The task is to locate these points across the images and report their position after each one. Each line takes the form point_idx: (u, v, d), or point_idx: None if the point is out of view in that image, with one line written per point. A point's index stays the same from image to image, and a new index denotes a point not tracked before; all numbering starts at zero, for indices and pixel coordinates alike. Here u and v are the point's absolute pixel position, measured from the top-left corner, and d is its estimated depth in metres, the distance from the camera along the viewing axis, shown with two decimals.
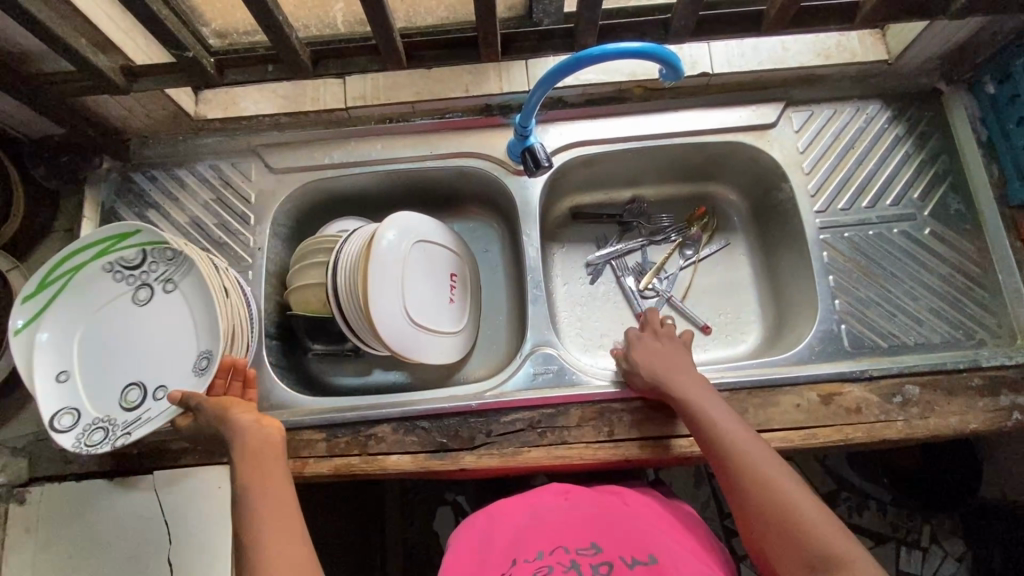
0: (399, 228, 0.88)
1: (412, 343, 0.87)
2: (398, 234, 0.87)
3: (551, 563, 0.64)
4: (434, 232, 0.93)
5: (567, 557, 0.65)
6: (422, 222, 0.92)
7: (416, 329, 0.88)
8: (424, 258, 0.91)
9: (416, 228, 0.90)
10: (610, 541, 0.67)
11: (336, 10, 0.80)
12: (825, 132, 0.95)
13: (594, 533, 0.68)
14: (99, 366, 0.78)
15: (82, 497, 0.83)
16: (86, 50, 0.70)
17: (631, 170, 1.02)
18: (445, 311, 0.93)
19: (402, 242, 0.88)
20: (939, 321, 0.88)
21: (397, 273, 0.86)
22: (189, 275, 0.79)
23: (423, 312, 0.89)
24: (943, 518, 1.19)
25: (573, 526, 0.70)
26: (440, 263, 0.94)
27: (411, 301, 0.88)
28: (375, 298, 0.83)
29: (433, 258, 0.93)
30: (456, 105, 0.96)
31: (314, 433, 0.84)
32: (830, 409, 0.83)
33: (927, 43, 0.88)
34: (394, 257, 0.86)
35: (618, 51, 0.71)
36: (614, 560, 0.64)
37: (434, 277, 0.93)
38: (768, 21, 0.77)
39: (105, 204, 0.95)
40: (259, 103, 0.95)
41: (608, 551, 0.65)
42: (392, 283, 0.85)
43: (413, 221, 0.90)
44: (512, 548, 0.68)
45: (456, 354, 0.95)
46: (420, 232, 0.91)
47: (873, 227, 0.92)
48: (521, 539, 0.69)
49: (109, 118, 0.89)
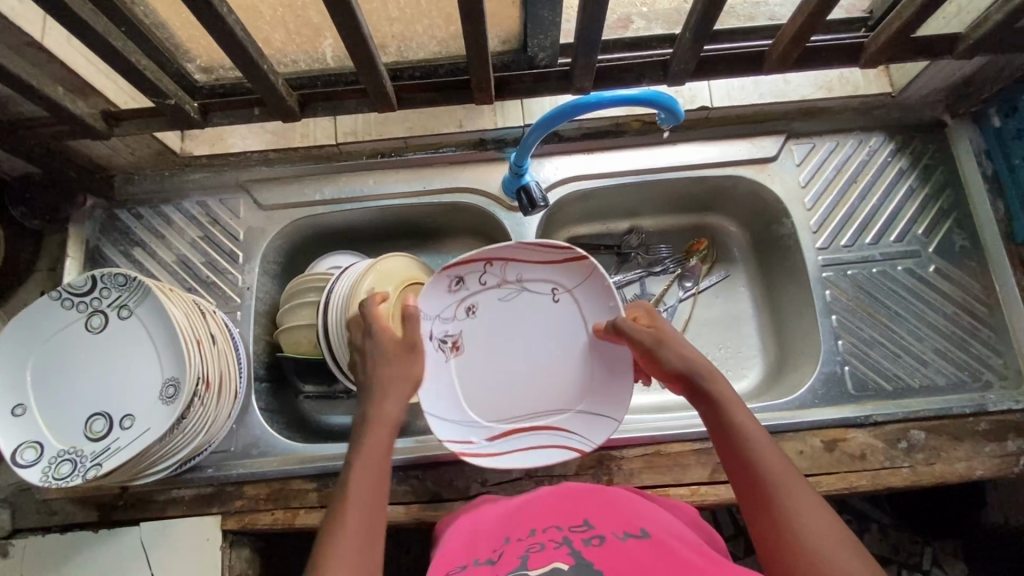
0: (574, 266, 0.73)
1: (430, 364, 0.73)
2: (555, 265, 0.74)
3: (543, 539, 0.55)
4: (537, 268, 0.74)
5: (559, 534, 0.56)
6: (615, 304, 0.72)
7: (447, 361, 0.74)
8: (563, 321, 0.75)
9: (589, 289, 0.74)
10: (603, 518, 0.58)
11: (324, 47, 0.76)
12: (826, 166, 0.93)
13: (588, 513, 0.59)
14: (63, 398, 0.74)
15: (64, 552, 0.81)
16: (62, 98, 0.69)
17: (629, 202, 0.99)
18: (528, 406, 0.75)
19: (542, 274, 0.74)
20: (945, 362, 0.86)
21: (503, 290, 0.75)
22: (145, 301, 0.76)
23: (479, 353, 0.75)
24: (945, 540, 1.11)
25: (564, 509, 0.61)
26: (595, 355, 0.74)
27: (487, 329, 0.75)
28: (428, 303, 0.72)
29: (577, 336, 0.75)
30: (450, 140, 0.94)
31: (304, 483, 0.83)
32: (834, 456, 0.81)
33: (931, 77, 0.86)
34: (516, 273, 0.74)
35: (614, 99, 0.72)
36: (608, 533, 0.55)
37: (563, 372, 0.75)
38: (771, 63, 0.76)
39: (89, 241, 0.92)
40: (247, 139, 0.93)
41: (602, 526, 0.57)
42: (489, 295, 0.75)
43: (606, 288, 0.72)
44: (497, 537, 0.59)
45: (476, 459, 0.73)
46: (597, 305, 0.73)
47: (876, 264, 0.90)
48: (506, 528, 0.61)
49: (91, 158, 0.87)
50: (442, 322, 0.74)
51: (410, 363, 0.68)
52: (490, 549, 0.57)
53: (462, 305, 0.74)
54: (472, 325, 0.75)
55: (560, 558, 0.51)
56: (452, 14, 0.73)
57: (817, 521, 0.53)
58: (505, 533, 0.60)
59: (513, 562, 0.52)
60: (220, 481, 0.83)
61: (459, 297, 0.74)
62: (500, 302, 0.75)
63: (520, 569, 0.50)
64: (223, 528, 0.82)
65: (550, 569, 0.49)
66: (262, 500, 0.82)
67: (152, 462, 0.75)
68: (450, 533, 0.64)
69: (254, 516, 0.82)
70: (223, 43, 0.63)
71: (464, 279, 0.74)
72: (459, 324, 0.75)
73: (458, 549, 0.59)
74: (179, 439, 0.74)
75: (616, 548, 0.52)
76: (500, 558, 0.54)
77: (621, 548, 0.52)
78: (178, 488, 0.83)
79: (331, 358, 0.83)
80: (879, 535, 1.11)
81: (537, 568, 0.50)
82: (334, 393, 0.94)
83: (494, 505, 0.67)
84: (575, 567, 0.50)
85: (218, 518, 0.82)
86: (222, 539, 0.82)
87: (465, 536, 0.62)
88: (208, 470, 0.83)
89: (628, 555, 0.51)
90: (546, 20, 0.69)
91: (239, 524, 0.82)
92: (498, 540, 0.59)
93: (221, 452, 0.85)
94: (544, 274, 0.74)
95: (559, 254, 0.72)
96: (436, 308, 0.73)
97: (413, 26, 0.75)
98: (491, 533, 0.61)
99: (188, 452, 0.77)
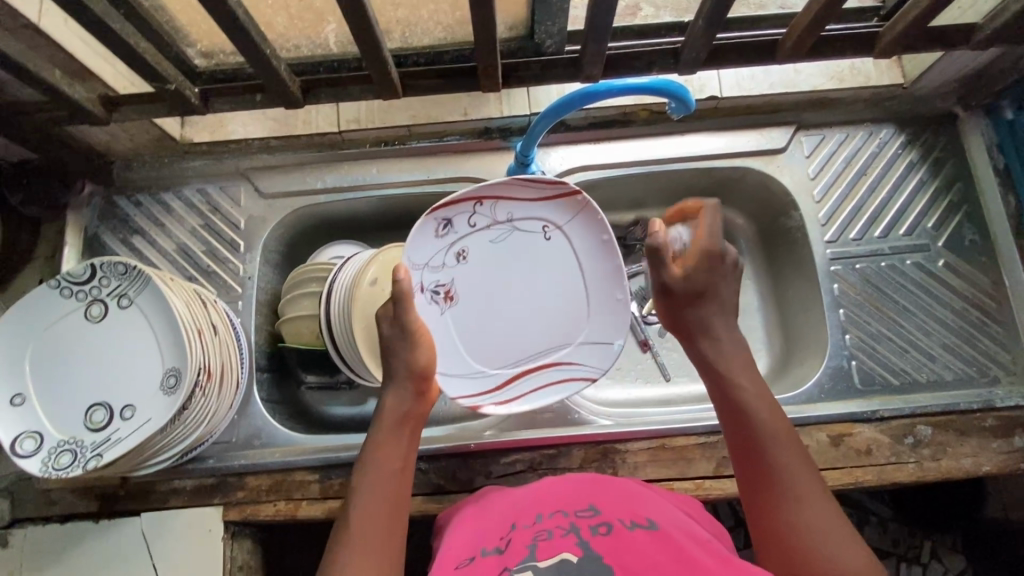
0: (565, 201, 0.72)
1: (425, 315, 0.71)
2: (544, 201, 0.72)
3: (551, 525, 0.55)
4: (523, 203, 0.72)
5: (566, 520, 0.55)
6: (607, 236, 0.72)
7: (443, 312, 0.72)
8: (555, 258, 0.74)
9: (581, 223, 0.72)
10: (609, 505, 0.58)
11: (327, 31, 0.75)
12: (836, 158, 0.92)
13: (594, 500, 0.59)
14: (62, 388, 0.73)
15: (65, 541, 0.81)
16: (60, 82, 0.67)
17: (635, 193, 0.98)
18: (531, 345, 0.76)
19: (532, 211, 0.73)
20: (952, 357, 0.86)
21: (494, 231, 0.73)
22: (145, 290, 0.74)
23: (474, 300, 0.74)
24: (944, 533, 1.10)
25: (569, 494, 0.60)
26: (594, 288, 0.74)
27: (480, 275, 0.73)
28: (418, 252, 0.70)
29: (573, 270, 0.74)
30: (455, 128, 0.93)
31: (307, 475, 0.82)
32: (840, 451, 0.81)
33: (945, 69, 0.84)
34: (507, 212, 0.72)
35: (624, 87, 0.70)
36: (615, 521, 0.54)
37: (561, 306, 0.75)
38: (784, 52, 0.75)
39: (88, 229, 0.91)
40: (248, 126, 0.91)
41: (608, 512, 0.56)
42: (479, 238, 0.72)
43: (598, 220, 0.71)
44: (504, 523, 0.59)
45: (492, 409, 0.75)
46: (590, 237, 0.73)
47: (885, 258, 0.90)
48: (511, 512, 0.60)
49: (89, 144, 0.85)
50: (434, 271, 0.71)
51: (411, 350, 0.65)
52: (496, 537, 0.56)
53: (452, 251, 0.72)
54: (463, 270, 0.73)
55: (568, 547, 0.51)
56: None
57: (823, 513, 0.54)
58: (511, 518, 0.59)
59: (521, 552, 0.51)
60: (221, 472, 0.82)
61: (448, 242, 0.71)
62: (491, 244, 0.73)
63: (529, 560, 0.50)
64: (225, 519, 0.81)
65: (559, 561, 0.49)
66: (264, 491, 0.82)
67: (154, 452, 0.74)
68: (456, 523, 0.64)
69: (256, 507, 0.82)
70: (225, 27, 0.61)
71: (452, 222, 0.71)
72: (451, 272, 0.72)
73: (465, 539, 0.58)
74: (180, 429, 0.73)
75: (625, 538, 0.52)
76: (507, 547, 0.53)
77: (630, 538, 0.52)
78: (179, 479, 0.83)
79: (335, 349, 0.83)
80: (878, 528, 1.10)
81: (546, 559, 0.50)
82: (336, 383, 0.94)
83: (497, 495, 0.67)
84: (584, 559, 0.49)
85: (220, 509, 0.81)
86: (224, 530, 0.81)
87: (471, 521, 0.62)
88: (209, 460, 0.83)
89: (637, 545, 0.50)
90: (555, 6, 0.67)
91: (241, 514, 0.81)
92: (504, 526, 0.58)
93: (222, 443, 0.84)
94: (535, 210, 0.72)
95: (547, 189, 0.71)
96: (427, 256, 0.71)
97: (418, 11, 0.73)
98: (496, 519, 0.60)
99: (190, 442, 0.76)
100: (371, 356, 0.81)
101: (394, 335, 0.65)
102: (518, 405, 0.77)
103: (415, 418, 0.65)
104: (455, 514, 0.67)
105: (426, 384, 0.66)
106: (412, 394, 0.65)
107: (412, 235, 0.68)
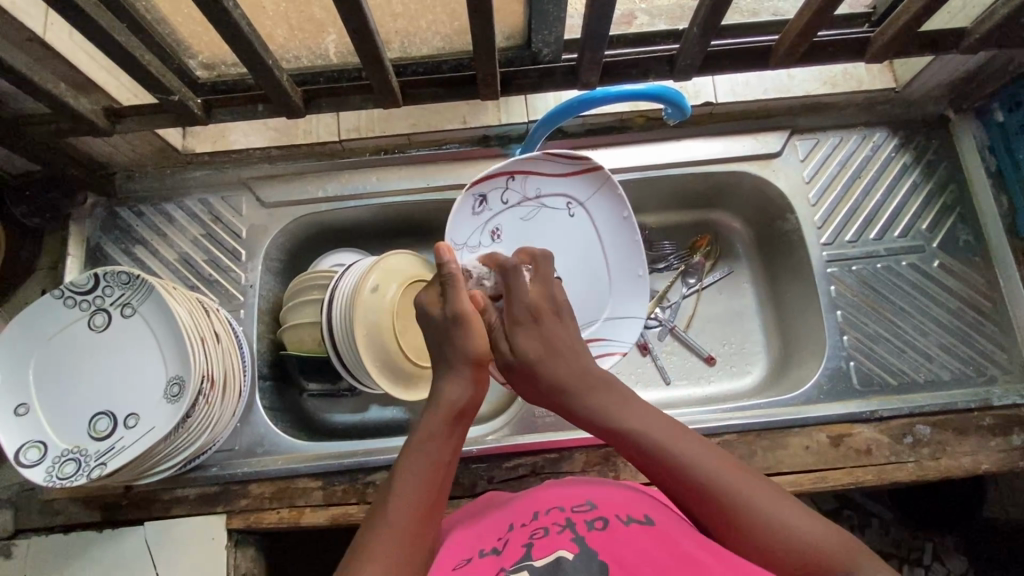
0: (586, 178, 0.79)
1: None
2: (568, 177, 0.79)
3: (547, 523, 0.54)
4: (557, 170, 0.78)
5: (562, 516, 0.55)
6: (627, 214, 0.79)
7: None
8: (579, 235, 0.81)
9: (602, 198, 0.80)
10: (606, 502, 0.57)
11: (327, 42, 0.76)
12: (830, 161, 0.93)
13: (590, 496, 0.58)
14: (69, 398, 0.74)
15: (68, 552, 0.81)
16: (66, 95, 0.69)
17: (633, 199, 0.99)
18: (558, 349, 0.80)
19: (558, 188, 0.80)
20: (949, 357, 0.86)
21: (523, 208, 0.80)
22: (148, 299, 0.75)
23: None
24: (943, 532, 1.07)
25: (567, 492, 0.60)
26: (616, 270, 0.82)
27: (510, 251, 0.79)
28: (460, 229, 0.77)
29: (597, 249, 0.82)
30: (453, 136, 0.94)
31: (310, 481, 0.83)
32: (840, 451, 0.82)
33: (935, 73, 0.86)
34: (536, 188, 0.79)
35: (621, 93, 0.73)
36: (612, 516, 0.54)
37: (615, 255, 0.81)
38: (777, 57, 0.76)
39: (91, 240, 0.91)
40: (249, 136, 0.92)
41: (605, 509, 0.56)
42: (511, 215, 0.80)
43: (618, 197, 0.79)
44: (500, 524, 0.58)
45: (526, 434, 0.84)
46: (611, 211, 0.80)
47: (881, 259, 0.91)
48: (509, 513, 0.60)
49: (93, 155, 0.86)
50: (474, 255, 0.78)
51: (467, 337, 0.62)
52: (494, 538, 0.56)
53: (488, 228, 0.79)
54: (498, 247, 0.79)
55: (564, 544, 0.50)
56: (456, 9, 0.72)
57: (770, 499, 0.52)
58: (508, 518, 0.59)
59: (518, 551, 0.51)
60: (225, 479, 0.83)
61: (483, 220, 0.79)
62: (521, 221, 0.80)
63: (526, 559, 0.49)
64: (230, 527, 0.81)
65: (556, 559, 0.48)
66: (268, 499, 0.82)
67: (158, 460, 0.74)
68: (456, 526, 0.63)
69: (260, 515, 0.82)
70: (228, 38, 0.62)
71: (487, 199, 0.78)
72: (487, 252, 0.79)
73: (464, 541, 0.58)
74: (183, 437, 0.74)
75: (621, 533, 0.51)
76: (504, 547, 0.53)
77: (625, 535, 0.51)
78: (181, 488, 0.83)
79: (338, 357, 0.83)
80: (879, 530, 1.09)
81: (542, 557, 0.49)
82: (338, 391, 0.95)
83: (495, 499, 0.66)
84: (580, 556, 0.48)
85: (224, 518, 0.81)
86: (228, 538, 0.81)
87: (471, 525, 0.61)
88: (213, 469, 0.83)
89: (635, 539, 0.50)
90: (551, 15, 0.68)
91: (245, 522, 0.81)
92: (503, 525, 0.58)
93: (225, 451, 0.84)
94: (563, 185, 0.80)
95: (574, 167, 0.79)
96: (466, 235, 0.78)
97: (418, 22, 0.74)
98: (493, 521, 0.60)
99: (193, 450, 0.77)
100: (371, 361, 0.81)
101: (445, 320, 0.62)
102: (557, 433, 0.83)
103: (468, 411, 0.61)
104: (457, 518, 0.66)
105: (484, 374, 0.62)
106: (469, 383, 0.61)
107: (452, 214, 0.76)
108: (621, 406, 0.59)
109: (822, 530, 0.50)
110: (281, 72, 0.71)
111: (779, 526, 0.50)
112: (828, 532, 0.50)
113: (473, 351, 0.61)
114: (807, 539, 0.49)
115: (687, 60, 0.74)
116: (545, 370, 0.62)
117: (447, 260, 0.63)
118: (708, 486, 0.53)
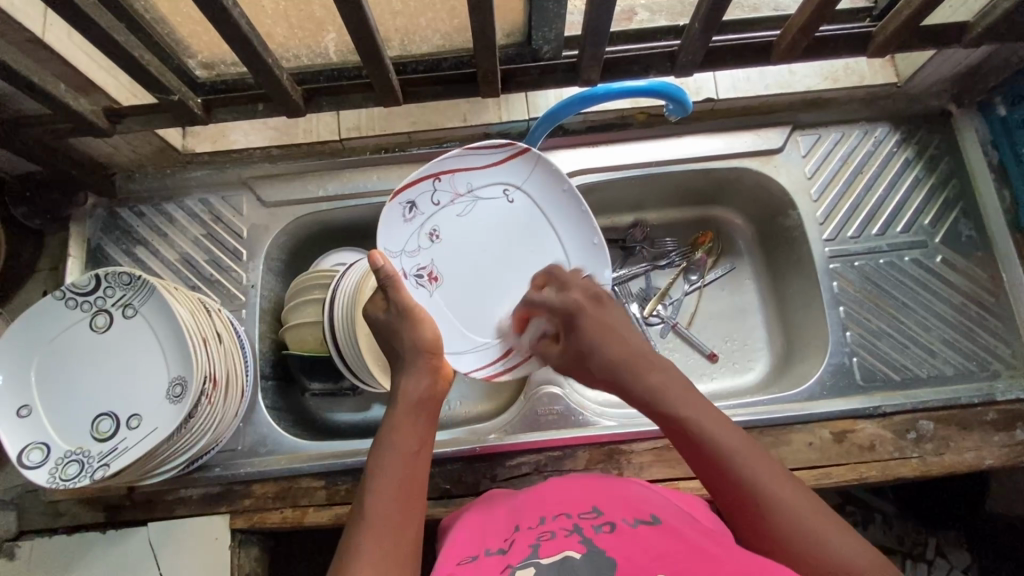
0: (517, 162, 0.75)
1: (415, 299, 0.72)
2: (496, 166, 0.75)
3: (554, 527, 0.54)
4: (485, 162, 0.75)
5: (569, 521, 0.54)
6: (566, 185, 0.75)
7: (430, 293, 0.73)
8: (524, 218, 0.76)
9: (540, 177, 0.76)
10: (614, 503, 0.57)
11: (327, 41, 0.75)
12: (832, 157, 0.93)
13: (597, 499, 0.58)
14: (72, 399, 0.74)
15: (71, 553, 0.81)
16: (65, 95, 0.68)
17: (634, 196, 0.98)
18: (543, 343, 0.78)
19: (490, 177, 0.75)
20: (952, 352, 0.86)
21: (457, 205, 0.74)
22: (150, 299, 0.75)
23: (457, 279, 0.74)
24: (946, 528, 1.08)
25: (574, 493, 0.60)
26: (570, 245, 0.76)
27: (453, 250, 0.74)
28: (390, 239, 0.71)
29: (546, 229, 0.76)
30: (454, 134, 0.94)
31: (313, 481, 0.83)
32: (844, 447, 0.82)
33: (937, 67, 0.86)
34: (464, 183, 0.75)
35: (622, 90, 0.73)
36: (619, 519, 0.53)
37: (562, 231, 0.76)
38: (779, 53, 0.75)
39: (91, 241, 0.91)
40: (248, 136, 0.93)
41: (612, 512, 0.55)
42: (446, 213, 0.74)
43: (554, 171, 0.75)
44: (506, 525, 0.58)
45: (530, 433, 0.84)
46: (548, 188, 0.76)
47: (883, 255, 0.90)
48: (515, 514, 0.59)
49: (93, 156, 0.86)
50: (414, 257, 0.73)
51: (416, 328, 0.66)
52: (499, 540, 0.56)
53: (424, 231, 0.73)
54: (440, 249, 0.74)
55: (570, 546, 0.50)
56: (456, 6, 0.72)
57: (812, 515, 0.53)
58: (515, 519, 0.58)
59: (525, 551, 0.51)
60: (228, 480, 0.83)
61: (417, 224, 0.73)
62: (459, 218, 0.74)
63: (532, 559, 0.49)
64: (233, 527, 0.81)
65: (563, 559, 0.48)
66: (271, 498, 0.82)
67: (161, 461, 0.74)
68: (463, 525, 0.62)
69: (264, 515, 0.82)
70: (228, 37, 0.62)
71: (416, 204, 0.73)
72: (429, 254, 0.73)
73: (470, 540, 0.58)
74: (186, 437, 0.74)
75: (628, 534, 0.51)
76: (510, 548, 0.53)
77: (632, 535, 0.51)
78: (185, 488, 0.83)
79: (339, 357, 0.83)
80: (882, 526, 1.08)
81: (548, 556, 0.49)
82: (341, 389, 0.94)
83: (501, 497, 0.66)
84: (587, 555, 0.48)
85: (228, 518, 0.82)
86: (232, 538, 0.81)
87: (477, 524, 0.61)
88: (215, 469, 0.83)
89: (642, 538, 0.50)
90: (551, 13, 0.68)
91: (249, 522, 0.82)
92: (509, 527, 0.57)
93: (228, 451, 0.84)
94: (493, 176, 0.75)
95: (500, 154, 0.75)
96: (401, 242, 0.72)
97: (417, 19, 0.74)
98: (499, 522, 0.60)
99: (196, 450, 0.77)
100: (370, 357, 0.83)
101: (392, 319, 0.66)
102: (561, 433, 0.83)
103: (430, 401, 0.64)
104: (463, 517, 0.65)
105: (439, 362, 0.66)
106: (425, 372, 0.65)
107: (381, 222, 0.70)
108: (677, 393, 0.61)
109: (864, 551, 0.50)
110: (280, 70, 0.70)
111: (818, 540, 0.51)
112: (868, 556, 0.50)
113: (423, 342, 0.66)
114: (849, 559, 0.50)
115: (688, 56, 0.74)
116: (603, 355, 0.65)
117: (381, 264, 0.65)
118: (757, 488, 0.55)
